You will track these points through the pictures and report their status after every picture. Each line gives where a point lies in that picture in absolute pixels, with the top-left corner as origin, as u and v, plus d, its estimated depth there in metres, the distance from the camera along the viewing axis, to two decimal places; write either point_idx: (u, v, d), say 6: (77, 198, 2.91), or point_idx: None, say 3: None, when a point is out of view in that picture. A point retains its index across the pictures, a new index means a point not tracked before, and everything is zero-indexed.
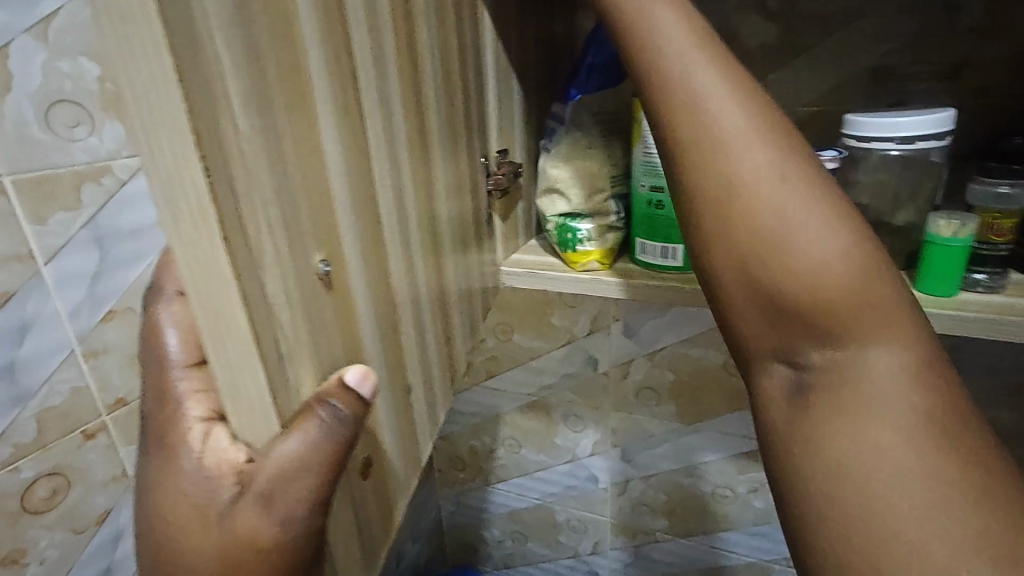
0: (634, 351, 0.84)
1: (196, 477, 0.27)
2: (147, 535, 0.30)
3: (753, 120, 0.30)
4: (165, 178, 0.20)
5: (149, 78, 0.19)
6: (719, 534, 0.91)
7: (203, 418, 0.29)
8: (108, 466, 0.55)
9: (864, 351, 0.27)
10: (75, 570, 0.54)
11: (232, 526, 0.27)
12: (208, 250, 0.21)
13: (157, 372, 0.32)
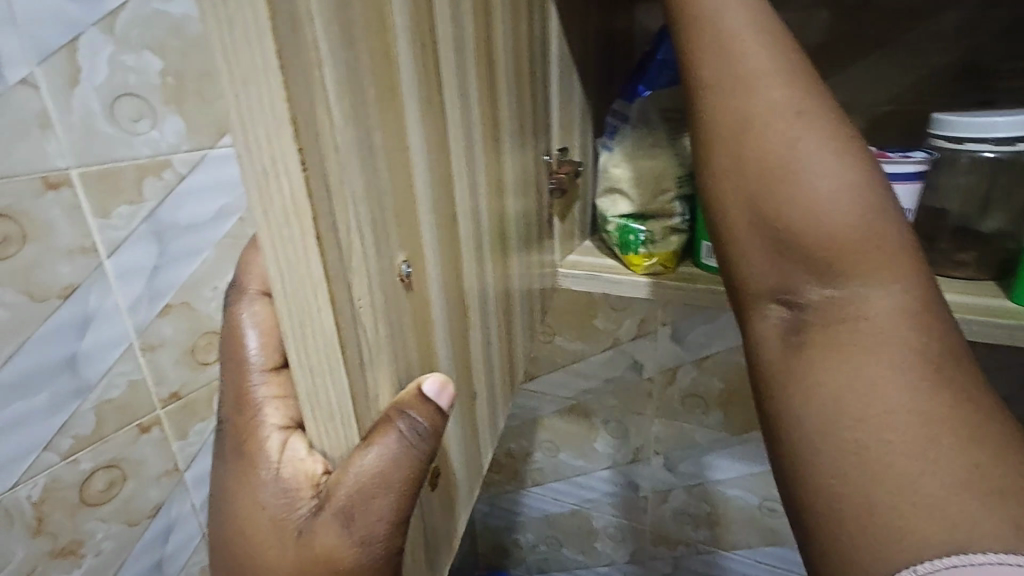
0: (681, 357, 0.81)
1: (275, 488, 0.26)
2: (222, 547, 0.29)
3: (777, 60, 0.29)
4: (259, 173, 0.18)
5: (247, 62, 0.17)
6: (765, 548, 0.88)
7: (281, 427, 0.29)
8: (162, 460, 0.55)
9: (867, 289, 0.26)
10: (128, 562, 0.54)
11: (311, 544, 0.25)
12: (301, 254, 0.19)
13: (237, 374, 0.32)
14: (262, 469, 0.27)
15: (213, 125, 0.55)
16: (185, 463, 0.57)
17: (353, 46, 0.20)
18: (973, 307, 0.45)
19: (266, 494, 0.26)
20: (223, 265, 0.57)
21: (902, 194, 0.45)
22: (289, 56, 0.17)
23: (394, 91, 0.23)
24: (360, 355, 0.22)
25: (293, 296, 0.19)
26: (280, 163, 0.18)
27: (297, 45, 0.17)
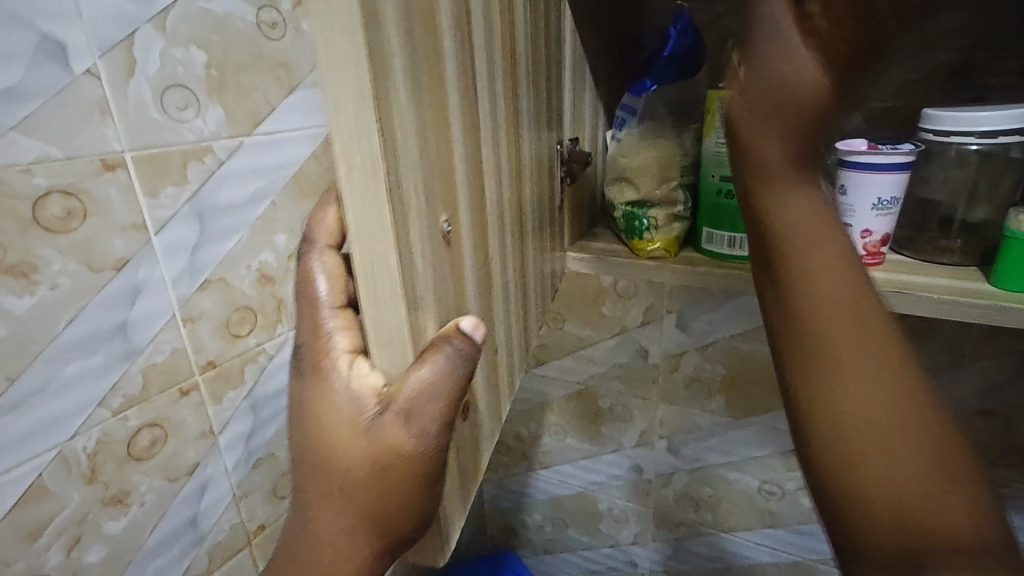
0: (685, 343, 0.84)
1: (346, 394, 0.30)
2: (295, 447, 0.33)
3: (859, 309, 0.37)
4: (344, 142, 0.22)
5: (342, 55, 0.21)
6: (764, 530, 0.91)
7: (348, 352, 0.32)
8: (198, 422, 0.60)
9: (954, 510, 0.32)
10: (167, 516, 0.58)
11: (378, 437, 0.30)
12: (375, 207, 0.23)
13: (308, 311, 0.33)
14: (326, 382, 0.31)
15: (251, 116, 0.60)
16: (219, 426, 0.62)
17: (413, 40, 0.24)
18: (957, 289, 0.47)
19: (337, 401, 0.30)
20: (256, 245, 0.63)
21: (888, 183, 0.48)
22: (371, 49, 0.21)
23: (441, 80, 0.27)
24: (411, 294, 0.26)
25: (364, 243, 0.24)
26: (361, 133, 0.22)
27: (378, 38, 0.21)
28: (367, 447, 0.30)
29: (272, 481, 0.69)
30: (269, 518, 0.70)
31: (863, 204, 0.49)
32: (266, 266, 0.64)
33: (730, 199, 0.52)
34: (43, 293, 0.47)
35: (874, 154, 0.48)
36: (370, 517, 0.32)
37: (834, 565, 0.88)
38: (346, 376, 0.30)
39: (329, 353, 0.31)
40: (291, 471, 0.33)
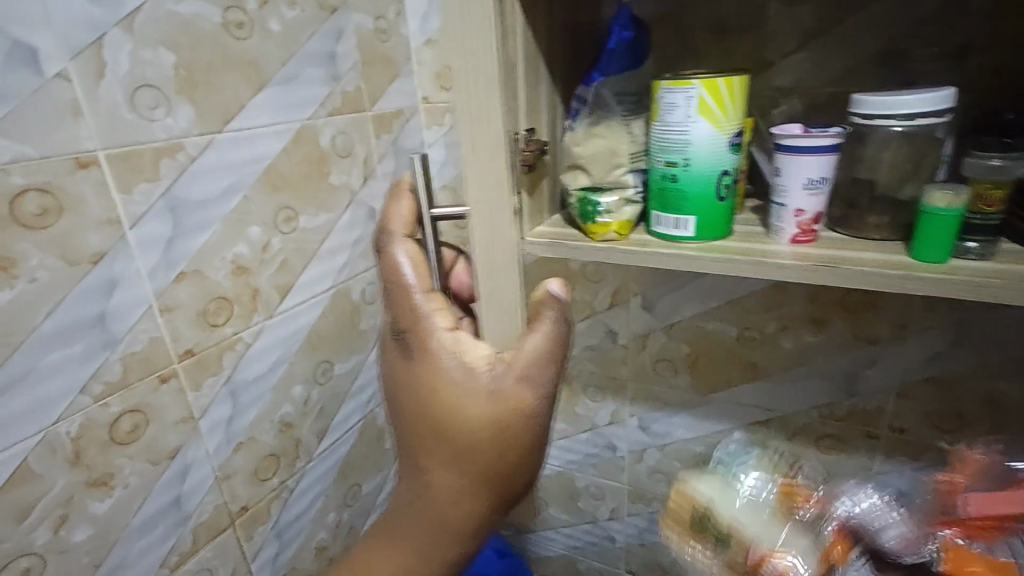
0: (652, 323, 0.88)
1: (460, 368, 0.43)
2: (420, 413, 0.44)
3: None
4: (472, 110, 0.39)
5: (481, 50, 0.38)
6: None
7: (448, 328, 0.43)
8: (179, 407, 0.63)
9: None
10: (150, 498, 0.61)
11: (500, 398, 0.42)
12: (487, 146, 0.40)
13: (400, 287, 0.43)
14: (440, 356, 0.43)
15: (221, 114, 0.62)
16: (199, 412, 0.65)
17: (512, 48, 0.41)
18: (878, 260, 0.50)
19: (452, 371, 0.42)
20: (229, 238, 0.65)
21: (817, 165, 0.52)
22: (494, 48, 0.38)
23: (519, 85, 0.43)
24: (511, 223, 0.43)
25: (482, 172, 0.41)
26: (485, 98, 0.39)
27: (496, 46, 0.38)
28: (484, 410, 0.42)
29: (253, 464, 0.73)
30: (251, 500, 0.73)
31: (795, 184, 0.52)
32: (241, 257, 0.67)
33: (676, 181, 0.55)
34: (24, 286, 0.49)
35: (801, 138, 0.52)
36: (489, 462, 0.43)
37: None
38: (455, 348, 0.43)
39: (437, 331, 0.43)
40: (420, 433, 0.44)
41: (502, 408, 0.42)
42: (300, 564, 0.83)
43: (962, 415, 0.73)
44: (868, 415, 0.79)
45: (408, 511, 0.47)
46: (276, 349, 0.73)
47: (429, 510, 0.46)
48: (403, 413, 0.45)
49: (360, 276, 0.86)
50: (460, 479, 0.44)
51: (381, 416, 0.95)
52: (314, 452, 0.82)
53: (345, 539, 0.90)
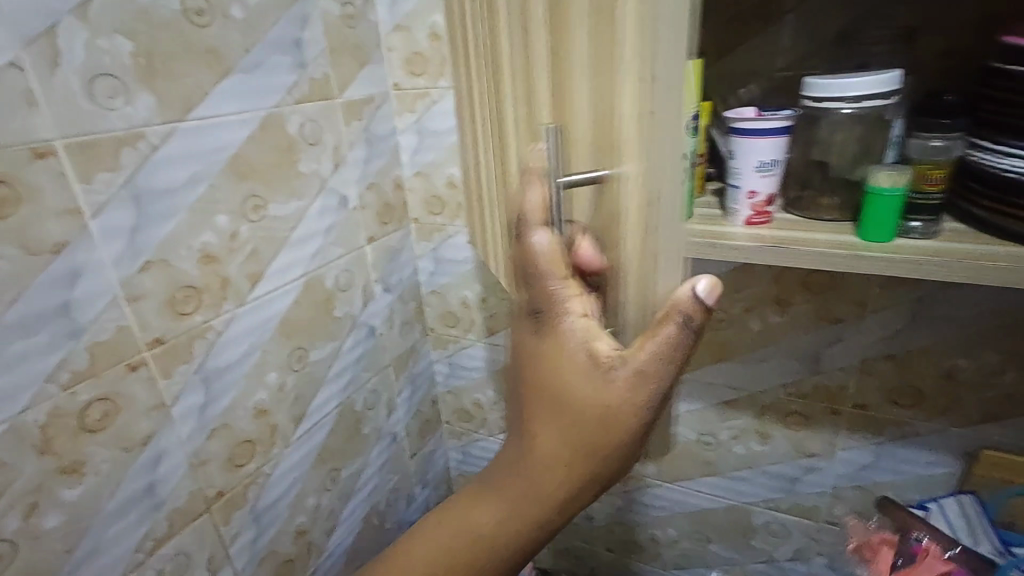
0: None
1: (580, 348, 0.42)
2: (541, 381, 0.44)
3: None
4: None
5: None
6: (703, 479, 0.98)
7: (581, 315, 0.42)
8: (149, 395, 0.63)
9: None
10: (123, 485, 0.62)
11: (611, 385, 0.41)
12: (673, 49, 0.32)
13: (539, 263, 0.41)
14: (568, 338, 0.42)
15: (183, 102, 0.62)
16: (171, 399, 0.66)
17: None
18: (826, 241, 0.51)
19: (575, 361, 0.42)
20: (196, 226, 0.66)
21: (769, 147, 0.53)
22: None
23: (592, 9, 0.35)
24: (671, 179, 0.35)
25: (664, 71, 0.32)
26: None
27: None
28: (604, 397, 0.41)
29: (228, 450, 0.74)
30: (227, 485, 0.74)
31: (748, 165, 0.54)
32: (208, 246, 0.67)
33: None
34: None
35: (757, 121, 0.53)
36: (595, 446, 0.43)
37: (767, 508, 0.95)
38: (586, 337, 0.42)
39: (571, 314, 0.42)
40: (536, 398, 0.45)
41: (606, 404, 0.41)
42: (280, 547, 0.84)
43: (920, 390, 0.76)
44: (832, 393, 0.81)
45: (503, 484, 0.48)
46: (248, 336, 0.74)
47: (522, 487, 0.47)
48: (528, 375, 0.45)
49: (333, 264, 0.86)
50: (559, 464, 0.44)
51: (359, 401, 0.96)
52: (291, 438, 0.83)
53: (324, 522, 0.92)
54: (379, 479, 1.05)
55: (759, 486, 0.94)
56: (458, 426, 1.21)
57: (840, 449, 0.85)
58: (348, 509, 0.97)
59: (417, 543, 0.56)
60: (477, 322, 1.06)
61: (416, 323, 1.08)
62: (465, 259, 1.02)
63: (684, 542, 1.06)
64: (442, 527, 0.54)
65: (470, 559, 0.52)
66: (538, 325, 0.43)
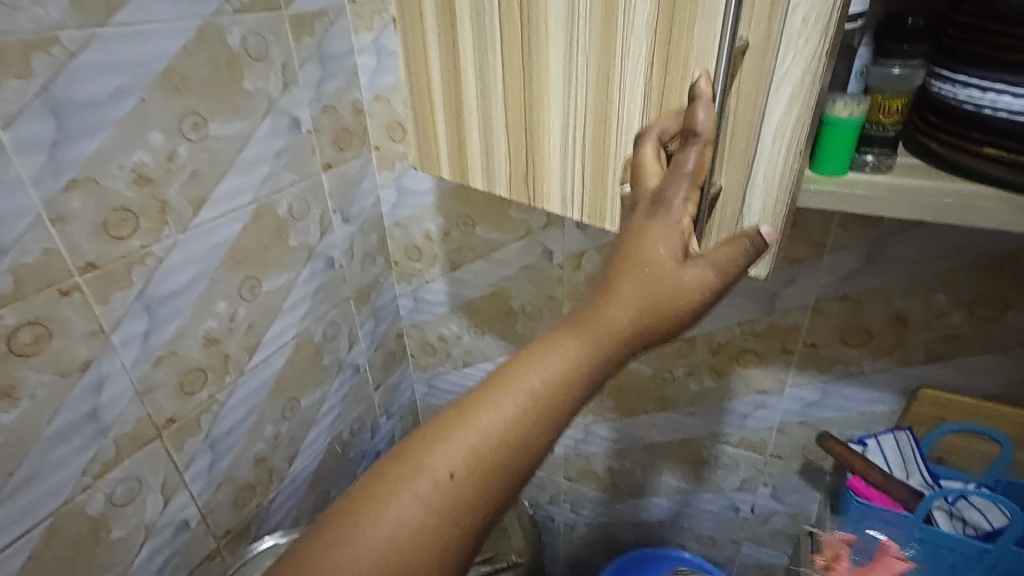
0: (586, 242, 0.91)
1: (672, 226, 0.44)
2: (634, 242, 0.45)
3: None
4: None
5: None
6: (659, 414, 1.00)
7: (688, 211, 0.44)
8: (86, 320, 0.62)
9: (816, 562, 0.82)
10: (63, 409, 0.61)
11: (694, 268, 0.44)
12: None
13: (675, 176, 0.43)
14: (674, 222, 0.44)
15: (103, 4, 0.57)
16: (110, 325, 0.64)
17: None
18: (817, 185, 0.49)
19: (677, 245, 0.44)
20: (127, 144, 0.62)
21: None
22: None
23: None
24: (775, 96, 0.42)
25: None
26: None
27: None
28: (701, 272, 0.44)
29: (178, 377, 0.73)
30: (178, 412, 0.74)
31: None
32: (143, 166, 0.63)
33: None
34: None
35: None
36: (670, 312, 0.45)
37: (718, 442, 0.98)
38: (683, 224, 0.44)
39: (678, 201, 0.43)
40: (624, 256, 0.46)
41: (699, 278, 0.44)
42: (240, 473, 0.86)
43: (870, 330, 0.77)
44: (786, 331, 0.82)
45: (571, 344, 0.46)
46: (193, 264, 0.71)
47: (596, 347, 0.46)
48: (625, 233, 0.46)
49: (286, 190, 0.82)
50: (635, 326, 0.46)
51: (318, 332, 0.95)
52: (245, 367, 0.82)
53: (285, 449, 0.93)
54: (342, 410, 1.06)
55: (710, 420, 0.97)
56: (424, 359, 1.22)
57: (790, 386, 0.87)
58: (310, 438, 0.99)
59: (464, 414, 0.44)
60: (440, 257, 1.05)
61: (378, 256, 1.06)
62: (428, 191, 0.99)
63: (638, 472, 1.10)
64: (499, 392, 0.44)
65: (525, 434, 0.43)
66: (652, 207, 0.45)
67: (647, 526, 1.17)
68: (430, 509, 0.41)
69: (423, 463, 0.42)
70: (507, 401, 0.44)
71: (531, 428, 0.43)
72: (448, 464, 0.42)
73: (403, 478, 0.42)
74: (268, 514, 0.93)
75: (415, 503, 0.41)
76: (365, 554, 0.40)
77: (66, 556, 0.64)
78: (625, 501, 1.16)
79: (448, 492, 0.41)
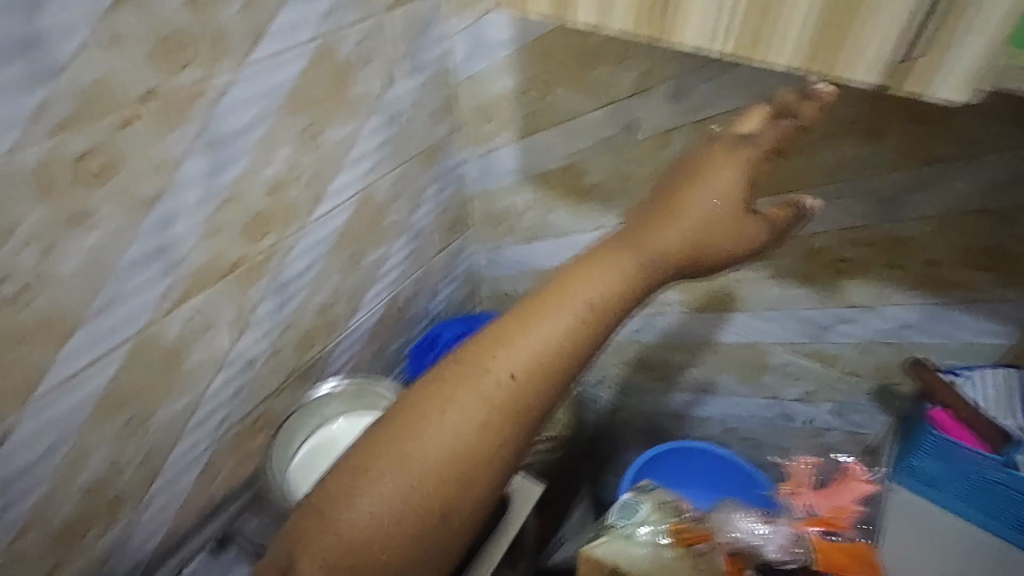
0: (680, 117, 0.80)
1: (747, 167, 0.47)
2: (704, 167, 0.47)
3: None
4: None
5: None
6: (729, 315, 0.94)
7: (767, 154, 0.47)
8: (149, 154, 0.60)
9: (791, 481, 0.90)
10: (133, 243, 0.62)
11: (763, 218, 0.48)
12: None
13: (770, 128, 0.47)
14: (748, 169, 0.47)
15: None
16: (174, 162, 0.63)
17: None
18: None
19: (744, 195, 0.46)
20: None
21: None
22: None
23: None
24: None
25: None
26: None
27: None
28: (759, 230, 0.47)
29: (242, 222, 0.73)
30: (244, 256, 0.75)
31: None
32: None
33: None
34: None
35: None
36: (727, 250, 0.46)
37: (787, 351, 0.93)
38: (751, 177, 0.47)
39: (755, 149, 0.47)
40: (682, 180, 0.47)
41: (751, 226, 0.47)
42: (305, 320, 0.89)
43: (1002, 252, 0.67)
44: (898, 244, 0.73)
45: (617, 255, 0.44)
46: (255, 104, 0.68)
47: (653, 264, 0.45)
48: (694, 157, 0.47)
49: (350, 29, 0.75)
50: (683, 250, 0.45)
51: (380, 191, 0.92)
52: (308, 218, 0.82)
53: (347, 302, 0.96)
54: (401, 271, 1.06)
55: (783, 327, 0.90)
56: (486, 231, 1.18)
57: (886, 304, 0.79)
58: (370, 295, 1.01)
59: (522, 322, 0.42)
60: (513, 120, 0.96)
61: (446, 115, 0.99)
62: (506, 41, 0.88)
63: (692, 370, 1.07)
64: (559, 299, 0.42)
65: (582, 343, 0.42)
66: (737, 147, 0.47)
67: (692, 420, 1.17)
68: (489, 411, 0.39)
69: (485, 366, 0.40)
70: (561, 313, 0.42)
71: (591, 339, 0.42)
72: (508, 366, 0.40)
73: (464, 382, 0.40)
74: (330, 360, 0.98)
75: (477, 404, 0.39)
76: (431, 453, 0.38)
77: (150, 376, 0.70)
78: (674, 395, 1.15)
79: (506, 397, 0.40)
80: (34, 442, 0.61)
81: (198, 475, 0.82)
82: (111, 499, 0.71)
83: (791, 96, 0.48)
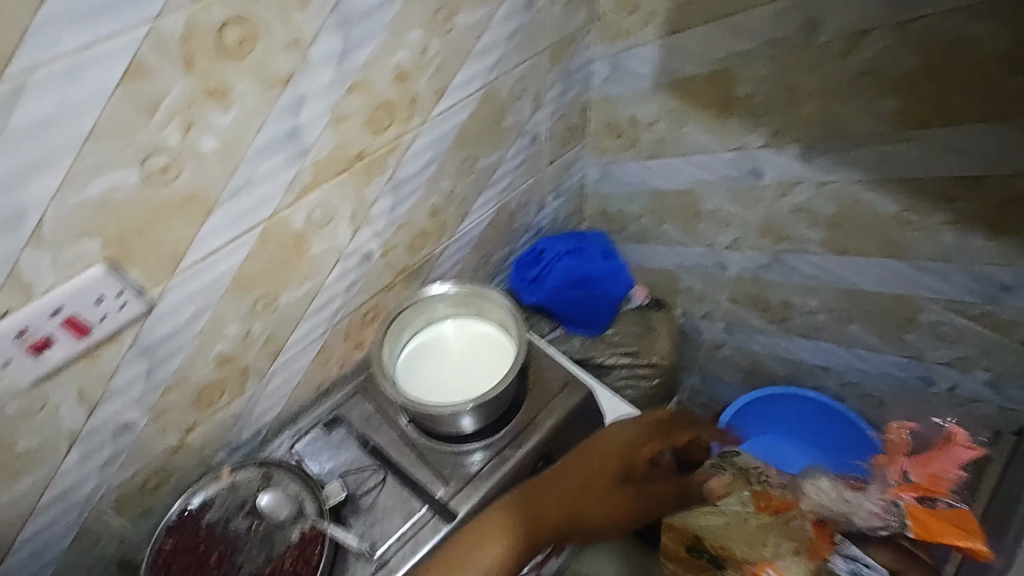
0: (880, 16, 0.65)
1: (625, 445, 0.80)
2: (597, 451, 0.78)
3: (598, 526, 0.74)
4: None
5: None
6: (880, 260, 0.85)
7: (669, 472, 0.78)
8: (286, 29, 0.57)
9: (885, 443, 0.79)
10: (265, 125, 0.61)
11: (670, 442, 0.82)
12: None
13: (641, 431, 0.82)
14: (623, 433, 0.80)
15: None
16: (308, 38, 0.59)
17: None
18: None
19: (623, 437, 0.80)
20: None
21: None
22: None
23: None
24: None
25: None
26: None
27: None
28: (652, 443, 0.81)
29: (368, 111, 0.69)
30: (368, 148, 0.72)
31: None
32: None
33: None
34: None
35: None
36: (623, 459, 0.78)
37: (946, 308, 0.83)
38: (636, 425, 0.81)
39: (637, 438, 0.80)
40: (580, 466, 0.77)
41: (653, 499, 0.75)
42: (419, 219, 0.87)
43: None
44: None
45: (615, 458, 0.77)
46: None
47: (577, 484, 0.74)
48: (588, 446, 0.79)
49: None
50: (601, 465, 0.77)
51: (504, 88, 0.86)
52: (430, 113, 0.77)
53: (459, 205, 0.93)
54: (514, 178, 1.01)
55: (949, 281, 0.80)
56: (605, 142, 1.09)
57: None
58: (482, 200, 0.97)
59: (496, 508, 0.71)
60: (660, 14, 0.84)
61: (581, 5, 0.89)
62: None
63: (822, 315, 0.99)
64: (518, 500, 0.72)
65: (545, 509, 0.71)
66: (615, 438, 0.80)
67: (805, 367, 1.10)
68: (497, 552, 0.67)
69: (478, 554, 0.66)
70: (515, 503, 0.71)
71: (547, 512, 0.71)
72: (505, 532, 0.68)
73: (467, 554, 0.67)
74: (437, 264, 0.97)
75: (488, 560, 0.66)
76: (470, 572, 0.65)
77: (278, 260, 0.71)
78: (791, 338, 1.07)
79: (518, 538, 0.68)
80: (177, 313, 0.64)
81: (312, 358, 0.85)
82: (240, 371, 0.76)
83: (655, 418, 0.83)
